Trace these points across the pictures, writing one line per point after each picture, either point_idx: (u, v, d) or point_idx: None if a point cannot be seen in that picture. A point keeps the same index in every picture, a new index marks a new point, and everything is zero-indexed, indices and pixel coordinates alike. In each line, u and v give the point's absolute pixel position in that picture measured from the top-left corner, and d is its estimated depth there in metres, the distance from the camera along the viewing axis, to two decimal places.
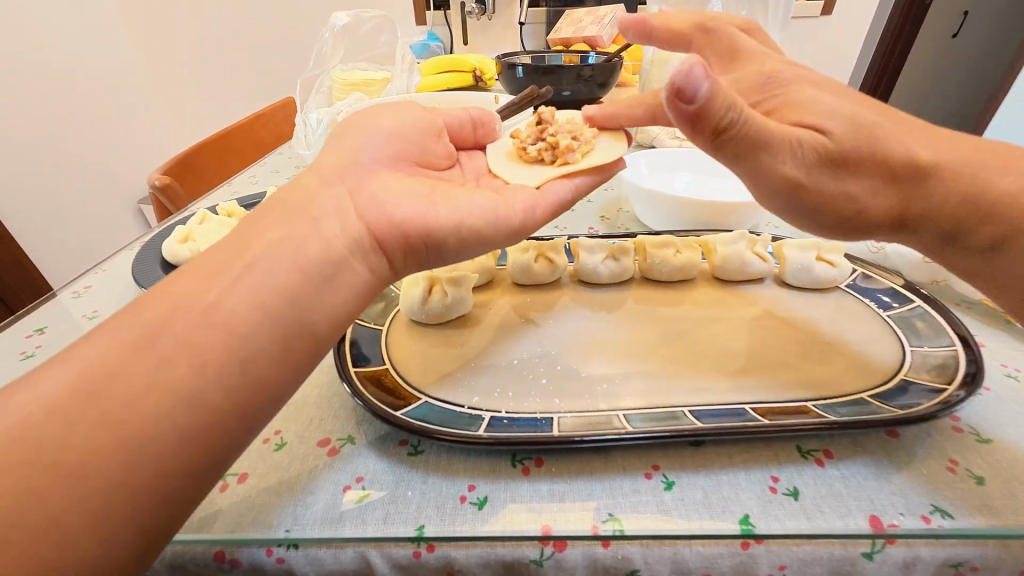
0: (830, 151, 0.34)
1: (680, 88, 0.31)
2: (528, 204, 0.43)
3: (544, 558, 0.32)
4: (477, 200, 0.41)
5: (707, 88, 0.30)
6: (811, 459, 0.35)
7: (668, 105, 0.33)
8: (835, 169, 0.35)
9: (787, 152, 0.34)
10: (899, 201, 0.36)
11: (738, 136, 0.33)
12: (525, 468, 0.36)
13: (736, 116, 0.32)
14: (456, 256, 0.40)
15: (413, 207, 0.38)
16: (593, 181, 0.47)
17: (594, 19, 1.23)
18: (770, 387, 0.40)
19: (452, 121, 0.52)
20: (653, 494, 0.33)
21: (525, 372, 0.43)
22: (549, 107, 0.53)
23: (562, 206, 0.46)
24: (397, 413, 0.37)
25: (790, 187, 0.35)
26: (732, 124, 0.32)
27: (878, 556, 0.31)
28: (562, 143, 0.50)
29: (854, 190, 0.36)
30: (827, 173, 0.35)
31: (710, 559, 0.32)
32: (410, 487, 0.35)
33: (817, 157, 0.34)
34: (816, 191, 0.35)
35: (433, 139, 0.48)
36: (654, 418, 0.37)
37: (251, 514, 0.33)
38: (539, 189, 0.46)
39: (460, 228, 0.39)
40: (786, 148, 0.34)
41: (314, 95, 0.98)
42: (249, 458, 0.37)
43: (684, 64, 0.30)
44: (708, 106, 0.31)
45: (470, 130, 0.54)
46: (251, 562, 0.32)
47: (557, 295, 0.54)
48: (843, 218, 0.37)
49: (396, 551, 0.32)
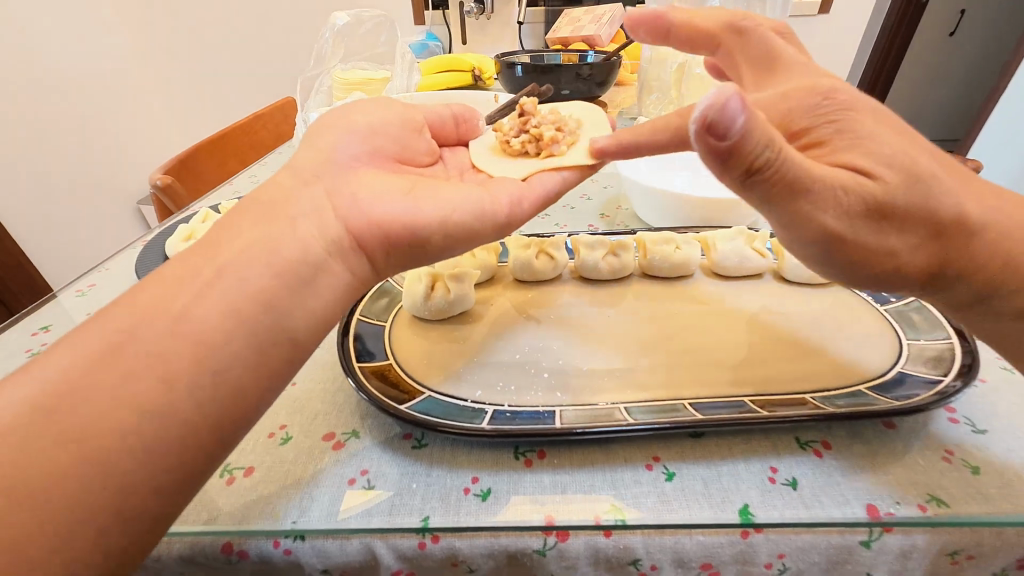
0: (878, 203, 0.29)
1: (711, 123, 0.25)
2: (517, 196, 0.43)
3: (547, 548, 0.32)
4: (465, 195, 0.40)
5: (745, 121, 0.25)
6: (810, 450, 0.36)
7: (694, 140, 0.27)
8: (878, 223, 0.30)
9: (831, 202, 0.29)
10: (939, 256, 0.32)
11: (774, 178, 0.27)
12: (528, 461, 0.36)
13: (774, 153, 0.26)
14: (444, 254, 0.40)
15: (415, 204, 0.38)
16: (579, 174, 0.48)
17: (593, 18, 1.24)
18: (769, 380, 0.41)
19: (435, 118, 0.53)
20: (655, 485, 0.34)
21: (528, 367, 0.44)
22: (529, 98, 0.55)
23: (551, 199, 0.46)
24: (402, 406, 0.37)
25: (829, 240, 0.30)
26: (770, 162, 0.27)
27: (875, 544, 0.32)
28: (545, 134, 0.51)
29: (895, 244, 0.31)
30: (871, 226, 0.30)
31: (711, 548, 0.32)
32: (414, 480, 0.35)
33: (863, 208, 0.29)
34: (856, 244, 0.31)
35: (415, 135, 0.48)
36: (655, 410, 0.38)
37: (258, 507, 0.33)
38: (526, 182, 0.46)
39: (449, 223, 0.38)
40: (830, 197, 0.29)
41: (314, 95, 0.99)
42: (255, 452, 0.37)
43: (718, 94, 0.25)
44: (742, 142, 0.26)
45: (452, 127, 0.55)
46: (258, 554, 0.32)
47: (557, 291, 0.54)
48: (882, 272, 0.33)
49: (402, 542, 0.33)
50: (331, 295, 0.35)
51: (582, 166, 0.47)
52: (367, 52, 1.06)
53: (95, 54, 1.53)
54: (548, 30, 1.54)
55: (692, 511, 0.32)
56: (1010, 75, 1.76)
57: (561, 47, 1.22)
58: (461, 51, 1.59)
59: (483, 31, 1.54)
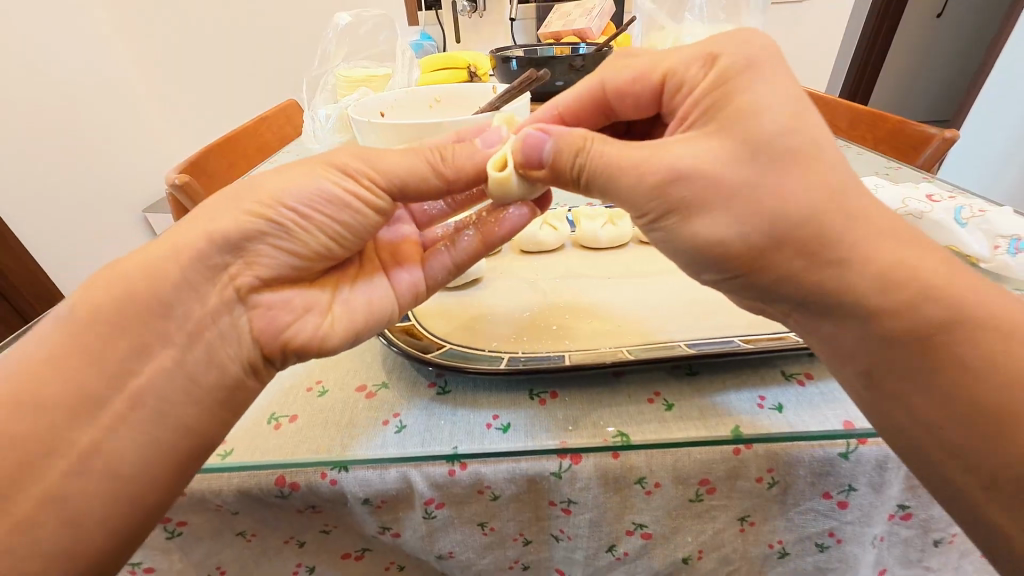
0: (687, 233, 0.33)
1: (557, 150, 0.38)
2: (414, 285, 0.44)
3: (562, 470, 0.37)
4: (375, 299, 0.42)
5: (550, 143, 0.38)
6: (794, 380, 0.40)
7: (527, 172, 0.40)
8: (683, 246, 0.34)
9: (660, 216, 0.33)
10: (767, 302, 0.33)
11: (592, 175, 0.36)
12: (542, 400, 0.40)
13: (582, 159, 0.36)
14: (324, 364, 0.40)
15: (360, 306, 0.42)
16: (472, 255, 0.45)
17: (584, 11, 1.28)
18: (753, 325, 0.46)
19: (391, 175, 0.39)
20: (656, 414, 0.38)
21: (538, 323, 0.48)
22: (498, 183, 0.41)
23: (441, 284, 0.46)
24: (429, 355, 0.42)
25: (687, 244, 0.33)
26: (583, 168, 0.37)
27: (852, 455, 0.36)
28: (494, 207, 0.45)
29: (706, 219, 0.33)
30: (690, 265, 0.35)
31: (706, 464, 0.37)
32: (441, 418, 0.39)
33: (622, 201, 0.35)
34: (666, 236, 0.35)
35: (304, 237, 0.37)
36: (651, 347, 0.42)
37: (303, 445, 0.38)
38: (419, 263, 0.45)
39: (352, 319, 0.41)
40: (614, 174, 0.35)
41: (321, 93, 1.04)
42: (297, 403, 0.41)
43: (523, 141, 0.39)
44: (555, 158, 0.38)
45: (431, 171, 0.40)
46: (308, 485, 0.37)
47: (562, 259, 0.59)
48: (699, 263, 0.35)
49: (433, 470, 0.37)
50: (300, 307, 0.39)
51: (477, 249, 0.45)
52: (369, 51, 1.10)
53: (90, 65, 1.62)
54: (539, 26, 1.59)
55: (690, 432, 0.36)
56: (1002, 40, 1.81)
57: (554, 41, 1.27)
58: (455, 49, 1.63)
59: (477, 30, 1.57)
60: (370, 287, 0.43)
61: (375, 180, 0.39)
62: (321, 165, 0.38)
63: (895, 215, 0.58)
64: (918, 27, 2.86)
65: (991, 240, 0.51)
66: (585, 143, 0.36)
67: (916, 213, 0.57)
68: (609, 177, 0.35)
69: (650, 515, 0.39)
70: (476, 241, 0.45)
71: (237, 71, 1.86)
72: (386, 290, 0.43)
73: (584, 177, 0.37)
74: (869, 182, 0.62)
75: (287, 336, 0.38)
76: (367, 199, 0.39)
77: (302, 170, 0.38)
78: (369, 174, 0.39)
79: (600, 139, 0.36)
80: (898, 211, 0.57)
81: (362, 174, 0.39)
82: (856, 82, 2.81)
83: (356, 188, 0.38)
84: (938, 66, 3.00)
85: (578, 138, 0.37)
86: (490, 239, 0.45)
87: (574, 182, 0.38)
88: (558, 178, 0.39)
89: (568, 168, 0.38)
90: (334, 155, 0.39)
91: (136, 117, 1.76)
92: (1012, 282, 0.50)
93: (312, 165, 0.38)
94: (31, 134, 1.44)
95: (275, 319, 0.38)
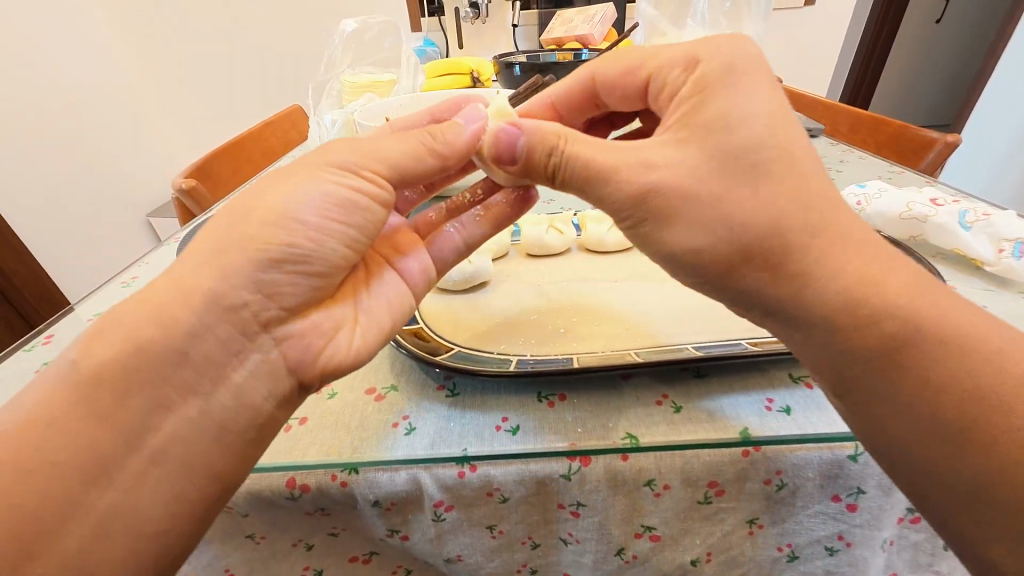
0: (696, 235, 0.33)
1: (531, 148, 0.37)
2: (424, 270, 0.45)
3: (571, 472, 0.37)
4: (392, 295, 0.43)
5: (523, 137, 0.37)
6: (801, 383, 0.40)
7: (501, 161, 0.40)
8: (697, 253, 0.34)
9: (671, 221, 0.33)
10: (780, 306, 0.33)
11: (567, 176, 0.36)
12: (550, 402, 0.40)
13: (558, 157, 0.36)
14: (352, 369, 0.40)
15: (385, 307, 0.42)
16: (479, 235, 0.46)
17: (585, 17, 1.29)
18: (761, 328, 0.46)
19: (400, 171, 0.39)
20: (665, 416, 0.38)
21: (546, 326, 0.48)
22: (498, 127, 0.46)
23: (450, 265, 0.47)
24: (438, 357, 0.42)
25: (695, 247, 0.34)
26: (557, 166, 0.36)
27: (861, 458, 0.36)
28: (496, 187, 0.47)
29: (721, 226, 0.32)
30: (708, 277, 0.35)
31: (715, 465, 0.37)
32: (451, 421, 0.40)
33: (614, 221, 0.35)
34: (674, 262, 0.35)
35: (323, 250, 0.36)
36: (658, 349, 0.42)
37: (314, 447, 0.38)
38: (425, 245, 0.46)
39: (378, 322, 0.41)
40: (588, 173, 0.34)
41: (326, 98, 1.05)
42: (307, 405, 0.42)
43: (497, 133, 0.38)
44: (528, 151, 0.37)
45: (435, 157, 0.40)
46: (318, 487, 0.37)
47: (568, 262, 0.60)
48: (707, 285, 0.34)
49: (443, 472, 0.37)
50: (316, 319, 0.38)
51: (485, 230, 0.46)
52: (374, 57, 1.10)
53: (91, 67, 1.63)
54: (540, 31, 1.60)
55: (700, 434, 0.36)
56: (1001, 42, 1.82)
57: (556, 47, 1.29)
58: (457, 54, 1.65)
59: (479, 35, 1.59)
60: (385, 284, 0.43)
61: (380, 172, 0.39)
62: (317, 168, 0.37)
63: (898, 218, 0.58)
64: (917, 31, 2.87)
65: (995, 244, 0.52)
66: (563, 138, 0.36)
67: (919, 217, 0.57)
68: (584, 174, 0.35)
69: (658, 517, 0.39)
70: (486, 221, 0.46)
71: (239, 72, 1.88)
72: (401, 284, 0.43)
73: (557, 175, 0.36)
74: (873, 185, 0.62)
75: (322, 361, 0.38)
76: (377, 191, 0.39)
77: (298, 175, 0.37)
78: (374, 169, 0.38)
79: (572, 134, 0.36)
80: (902, 214, 0.58)
81: (369, 174, 0.38)
82: (857, 86, 2.82)
83: (362, 185, 0.38)
84: (937, 70, 3.01)
85: (553, 133, 0.36)
86: (498, 219, 0.46)
87: (546, 177, 0.38)
88: (529, 172, 0.39)
89: (540, 164, 0.37)
90: (328, 156, 0.38)
91: (137, 120, 1.78)
92: (1017, 285, 0.51)
93: (306, 168, 0.37)
94: (33, 134, 1.45)
95: (307, 346, 0.37)
